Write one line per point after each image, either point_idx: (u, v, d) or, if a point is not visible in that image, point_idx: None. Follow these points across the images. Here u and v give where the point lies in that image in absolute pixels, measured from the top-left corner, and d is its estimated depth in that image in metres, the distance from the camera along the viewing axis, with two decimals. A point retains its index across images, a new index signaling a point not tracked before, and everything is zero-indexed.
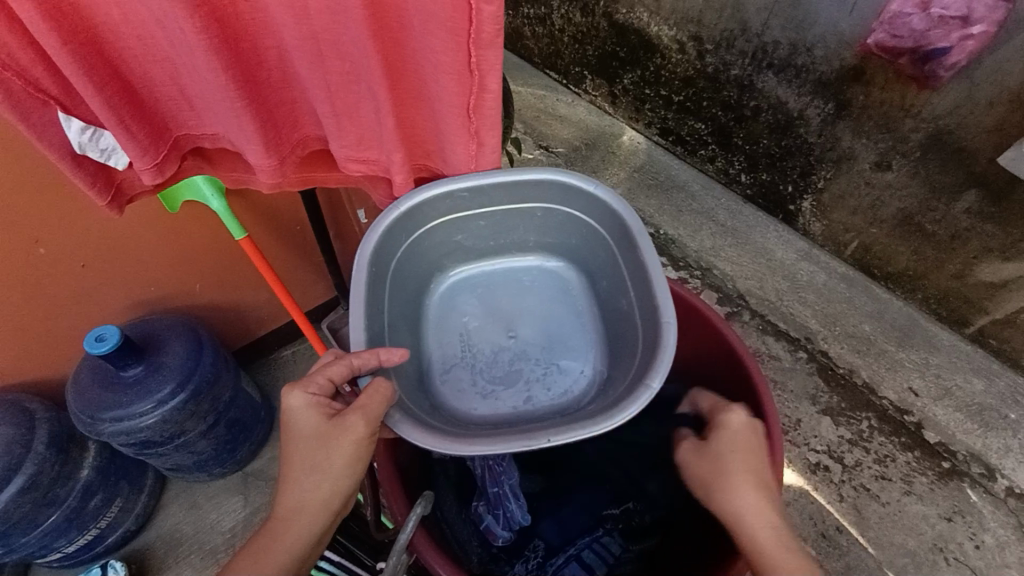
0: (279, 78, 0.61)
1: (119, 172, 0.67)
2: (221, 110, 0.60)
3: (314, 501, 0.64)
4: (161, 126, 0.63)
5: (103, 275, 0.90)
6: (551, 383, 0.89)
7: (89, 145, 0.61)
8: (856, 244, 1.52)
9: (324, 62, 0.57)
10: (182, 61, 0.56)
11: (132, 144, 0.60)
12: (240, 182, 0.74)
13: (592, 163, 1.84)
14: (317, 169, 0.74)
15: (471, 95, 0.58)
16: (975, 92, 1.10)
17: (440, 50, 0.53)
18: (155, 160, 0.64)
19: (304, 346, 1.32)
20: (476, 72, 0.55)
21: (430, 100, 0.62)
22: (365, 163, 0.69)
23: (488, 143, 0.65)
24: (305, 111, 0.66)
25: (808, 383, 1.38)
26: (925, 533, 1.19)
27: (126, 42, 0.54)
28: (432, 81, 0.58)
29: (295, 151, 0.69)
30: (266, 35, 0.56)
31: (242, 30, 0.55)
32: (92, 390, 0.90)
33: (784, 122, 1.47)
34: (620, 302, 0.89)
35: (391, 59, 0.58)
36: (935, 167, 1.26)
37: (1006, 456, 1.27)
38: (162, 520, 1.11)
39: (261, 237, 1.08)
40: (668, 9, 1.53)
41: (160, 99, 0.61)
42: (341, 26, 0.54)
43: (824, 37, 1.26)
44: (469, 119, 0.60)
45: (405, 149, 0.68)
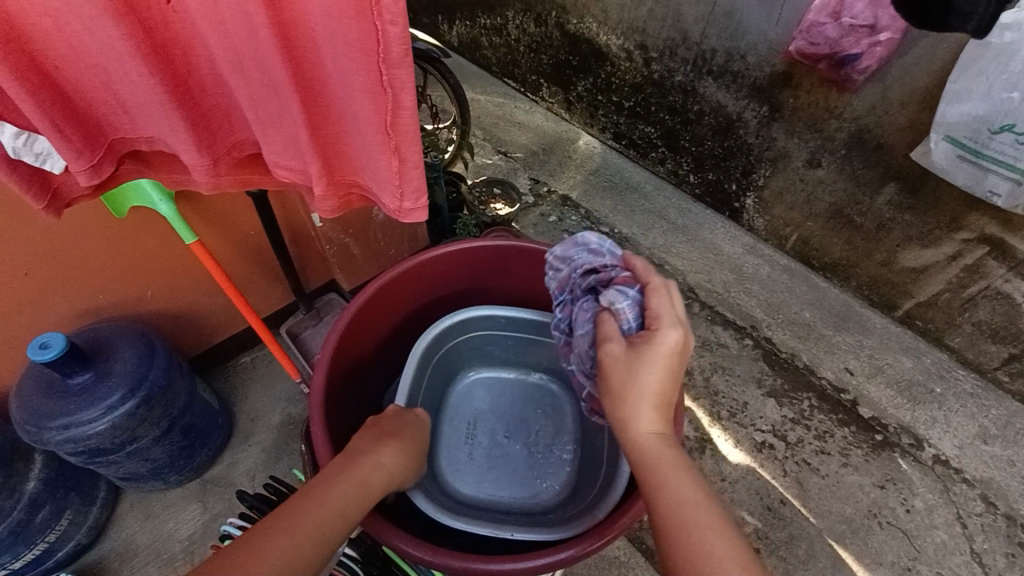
0: (212, 86, 0.59)
1: (56, 176, 0.65)
2: (150, 112, 0.58)
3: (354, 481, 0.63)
4: (96, 130, 0.60)
5: (49, 284, 0.90)
6: (530, 480, 0.94)
7: (24, 150, 0.58)
8: (795, 237, 1.62)
9: (245, 73, 0.55)
10: (112, 68, 0.54)
11: (66, 147, 0.58)
12: (183, 185, 0.71)
13: (549, 167, 1.90)
14: (255, 172, 0.71)
15: (387, 113, 0.54)
16: (887, 94, 1.21)
17: (352, 68, 0.51)
18: (90, 162, 0.61)
19: (264, 353, 1.31)
20: (388, 90, 0.52)
21: (351, 119, 0.58)
22: (291, 171, 0.66)
23: (411, 158, 0.59)
24: (236, 116, 0.63)
25: (754, 367, 1.46)
26: (861, 501, 1.26)
27: (57, 49, 0.52)
28: (350, 98, 0.55)
29: (230, 154, 0.66)
30: (195, 43, 0.55)
31: (171, 41, 0.54)
32: (37, 401, 0.88)
33: (724, 124, 1.57)
34: (593, 445, 0.93)
35: (307, 75, 0.55)
36: (859, 164, 1.36)
37: (932, 427, 1.37)
38: (116, 531, 1.08)
39: (213, 242, 1.08)
40: (615, 19, 1.63)
41: (93, 104, 0.58)
42: (255, 40, 0.51)
43: (755, 45, 1.36)
44: (388, 137, 0.56)
45: (328, 163, 0.63)
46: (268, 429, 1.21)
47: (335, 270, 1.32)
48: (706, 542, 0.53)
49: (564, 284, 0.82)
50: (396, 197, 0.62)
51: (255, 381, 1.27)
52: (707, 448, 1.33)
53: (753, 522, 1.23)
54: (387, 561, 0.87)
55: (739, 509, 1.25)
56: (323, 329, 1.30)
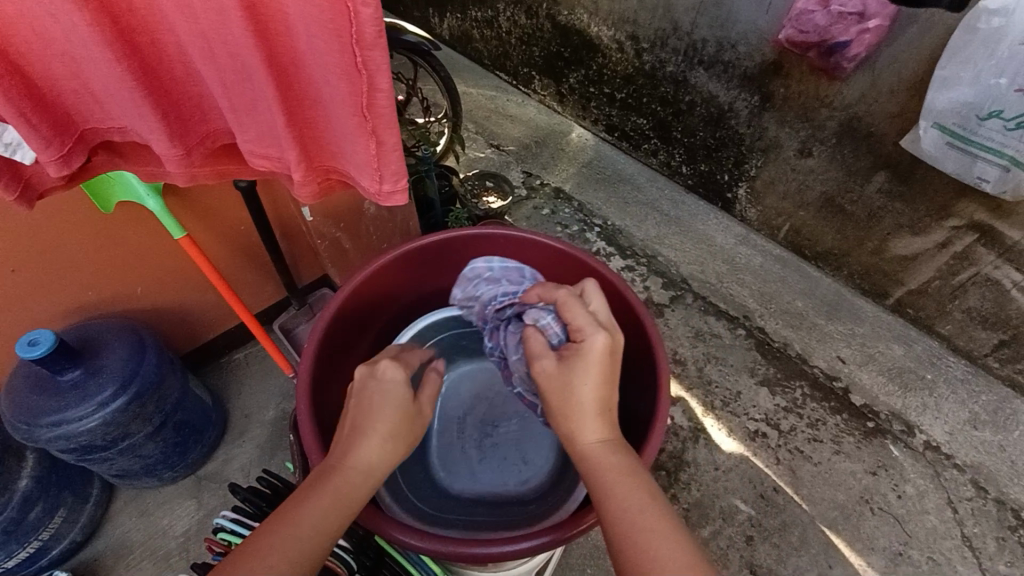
0: (184, 74, 0.58)
1: (27, 167, 0.63)
2: (120, 101, 0.57)
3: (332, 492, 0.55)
4: (66, 119, 0.59)
5: (35, 281, 0.89)
6: (514, 468, 0.91)
7: None
8: (787, 227, 1.63)
9: (216, 60, 0.54)
10: (80, 56, 0.53)
11: (34, 137, 0.57)
12: (155, 177, 0.70)
13: (542, 160, 1.90)
14: (231, 162, 0.71)
15: (363, 96, 0.54)
16: (877, 82, 1.21)
17: (324, 51, 0.51)
18: (60, 153, 0.60)
19: (257, 349, 1.31)
20: (364, 71, 0.51)
21: (326, 103, 0.58)
22: (268, 159, 0.65)
23: (389, 141, 0.58)
24: (209, 105, 0.62)
25: (747, 357, 1.47)
26: (853, 487, 1.28)
27: (21, 37, 0.51)
28: (323, 81, 0.54)
29: (204, 144, 0.66)
30: (163, 31, 0.54)
31: (139, 29, 0.53)
32: (27, 399, 0.88)
33: (716, 114, 1.56)
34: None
35: (279, 61, 0.54)
36: (849, 153, 1.37)
37: (923, 413, 1.38)
38: (111, 529, 1.08)
39: (203, 238, 1.07)
40: (606, 10, 1.62)
41: (62, 94, 0.57)
42: (225, 26, 0.51)
43: (746, 34, 1.36)
44: (364, 119, 0.56)
45: (306, 149, 0.63)
46: (262, 425, 1.21)
47: (327, 264, 1.32)
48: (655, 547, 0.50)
49: (489, 309, 0.84)
50: (375, 179, 0.62)
51: (249, 377, 1.27)
52: (701, 437, 1.34)
53: (746, 510, 1.24)
54: (380, 554, 0.86)
55: (733, 498, 1.26)
56: None
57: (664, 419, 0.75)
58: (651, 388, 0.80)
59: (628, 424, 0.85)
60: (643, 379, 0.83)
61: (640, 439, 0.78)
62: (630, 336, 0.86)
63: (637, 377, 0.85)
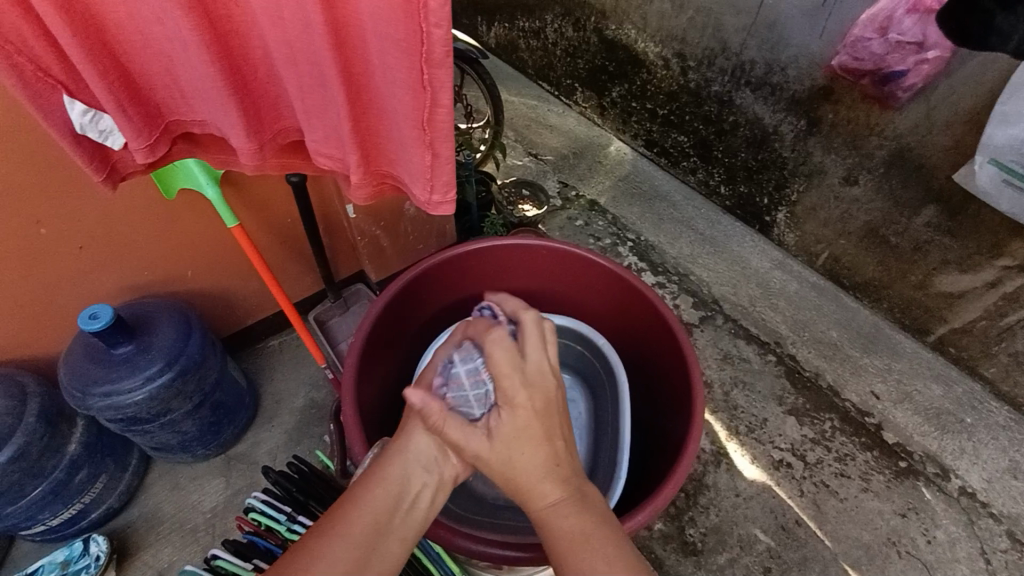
0: (265, 76, 0.62)
1: (116, 152, 0.67)
2: (207, 97, 0.61)
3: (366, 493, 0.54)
4: (155, 110, 0.63)
5: (98, 258, 0.95)
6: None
7: (89, 126, 0.61)
8: (826, 254, 1.59)
9: (296, 66, 0.57)
10: (176, 54, 0.57)
11: (127, 126, 0.61)
12: (227, 164, 0.73)
13: (579, 171, 1.91)
14: (298, 159, 0.73)
15: (425, 110, 0.56)
16: (931, 114, 1.18)
17: (395, 66, 0.53)
18: (148, 142, 0.64)
19: (290, 337, 1.35)
20: (428, 88, 0.53)
21: (390, 114, 0.60)
22: (331, 159, 0.67)
23: (443, 154, 0.60)
24: (284, 105, 0.65)
25: (776, 384, 1.44)
26: (880, 527, 1.23)
27: (128, 35, 0.56)
28: (390, 94, 0.57)
29: (275, 140, 0.68)
30: (252, 36, 0.57)
31: (232, 32, 0.57)
32: (84, 368, 0.93)
33: (760, 136, 1.55)
34: (603, 448, 0.88)
35: (352, 72, 0.57)
36: (897, 184, 1.33)
37: (960, 458, 1.33)
38: (145, 499, 1.13)
39: (252, 228, 1.12)
40: (654, 27, 1.63)
41: (155, 88, 0.61)
42: (309, 37, 0.54)
43: (797, 58, 1.35)
44: (423, 132, 0.58)
45: (366, 152, 0.65)
46: (291, 412, 1.25)
47: (364, 261, 1.35)
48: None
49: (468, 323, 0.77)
50: (426, 189, 0.64)
51: (282, 365, 1.31)
52: (723, 462, 1.32)
53: (766, 540, 1.22)
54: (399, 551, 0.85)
55: (752, 526, 1.23)
56: (350, 317, 1.33)
57: (695, 442, 0.74)
58: (683, 407, 0.81)
59: (659, 442, 0.86)
60: (676, 396, 0.84)
61: (669, 464, 0.77)
62: (664, 352, 0.86)
63: (671, 398, 0.85)
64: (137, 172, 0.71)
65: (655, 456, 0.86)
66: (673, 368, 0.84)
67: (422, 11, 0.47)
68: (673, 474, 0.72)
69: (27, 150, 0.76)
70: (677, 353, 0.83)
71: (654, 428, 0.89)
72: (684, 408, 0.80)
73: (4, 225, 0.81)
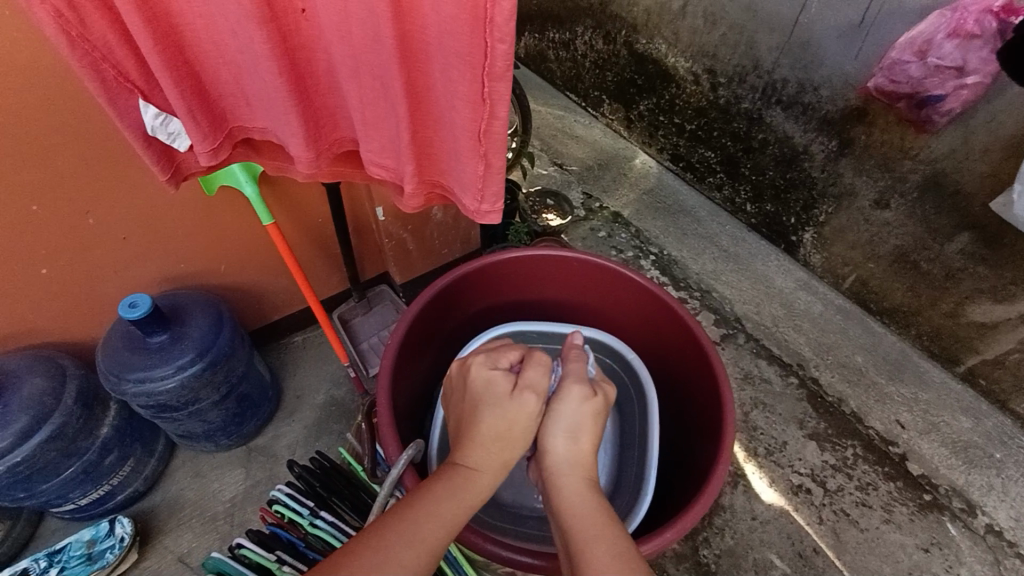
0: (326, 87, 0.64)
1: (181, 154, 0.69)
2: (272, 106, 0.63)
3: (437, 510, 0.52)
4: (220, 116, 0.66)
5: (141, 249, 0.98)
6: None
7: (160, 129, 0.64)
8: (854, 277, 1.57)
9: (360, 78, 0.59)
10: (246, 64, 0.60)
11: (196, 131, 0.63)
12: (280, 170, 0.75)
13: (604, 183, 1.92)
14: (350, 167, 0.75)
15: (482, 122, 0.57)
16: (969, 139, 1.16)
17: (457, 79, 0.55)
18: (213, 146, 0.66)
19: (314, 334, 1.38)
20: (487, 101, 0.55)
21: (446, 125, 0.62)
22: (385, 168, 0.69)
23: (495, 165, 0.62)
24: (342, 116, 0.67)
25: (797, 408, 1.41)
26: (901, 561, 1.20)
27: (203, 46, 0.58)
28: (451, 105, 0.59)
29: (331, 149, 0.70)
30: (318, 48, 0.60)
31: (300, 44, 0.59)
32: (121, 354, 0.97)
33: (789, 155, 1.54)
34: (629, 464, 0.87)
35: (413, 85, 0.59)
36: (931, 209, 1.31)
37: (988, 494, 1.29)
38: (168, 484, 1.16)
39: (287, 227, 1.15)
40: (686, 42, 1.63)
41: (222, 95, 0.64)
42: (376, 51, 0.56)
43: (830, 79, 1.34)
44: (478, 144, 0.60)
45: (420, 161, 0.67)
46: (312, 408, 1.27)
47: (390, 264, 1.38)
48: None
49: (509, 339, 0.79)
50: (475, 198, 0.66)
51: (305, 361, 1.34)
52: (740, 483, 1.30)
53: (781, 566, 1.19)
54: None
55: (768, 551, 1.21)
56: (373, 318, 1.35)
57: (724, 464, 0.74)
58: (713, 428, 0.80)
59: (687, 461, 0.85)
60: (705, 415, 0.83)
61: (695, 487, 0.77)
62: (695, 371, 0.86)
63: (699, 417, 0.85)
64: (195, 174, 0.74)
65: (681, 475, 0.85)
66: (704, 388, 0.84)
67: (489, 28, 0.49)
68: (701, 493, 0.72)
69: (86, 142, 0.80)
70: (709, 376, 0.82)
71: (681, 447, 0.89)
72: (714, 429, 0.80)
73: (58, 213, 0.85)
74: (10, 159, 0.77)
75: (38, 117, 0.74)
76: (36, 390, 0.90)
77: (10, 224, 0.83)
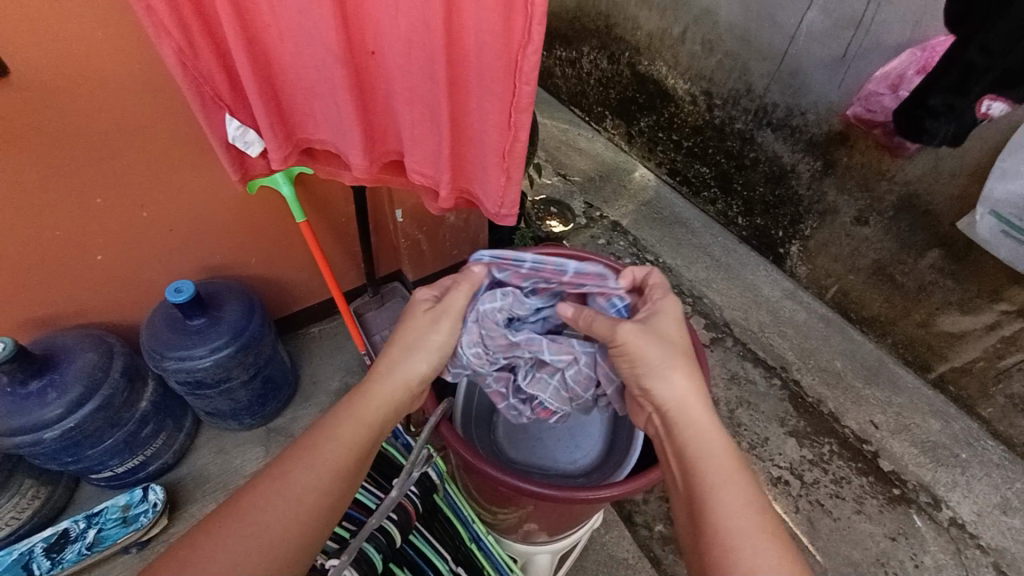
0: (382, 111, 0.74)
1: (249, 159, 0.79)
2: (338, 123, 0.74)
3: (334, 433, 0.60)
4: (291, 130, 0.76)
5: (185, 240, 1.08)
6: (569, 439, 0.83)
7: (238, 140, 0.73)
8: (836, 288, 1.68)
9: (414, 105, 0.70)
10: (320, 91, 0.70)
11: (273, 141, 0.73)
12: (332, 175, 0.85)
13: (604, 194, 2.03)
14: (390, 174, 0.85)
15: (507, 143, 0.69)
16: (939, 164, 1.28)
17: (490, 110, 0.67)
18: (284, 155, 0.76)
19: (331, 326, 1.48)
20: (512, 129, 0.66)
21: (478, 144, 0.73)
22: (424, 178, 0.79)
23: (515, 179, 0.73)
24: (391, 133, 0.78)
25: (779, 407, 1.51)
26: (869, 548, 1.29)
27: (286, 75, 0.69)
28: (483, 129, 0.70)
29: (380, 160, 0.80)
30: (379, 80, 0.70)
31: (366, 77, 0.70)
32: (163, 334, 1.06)
33: (778, 173, 1.65)
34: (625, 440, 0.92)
35: (456, 113, 0.70)
36: (905, 226, 1.43)
37: (953, 490, 1.39)
38: (194, 459, 1.25)
39: (315, 224, 1.25)
40: (684, 66, 1.75)
41: (295, 114, 0.74)
42: (429, 84, 0.67)
43: (816, 104, 1.46)
44: (503, 161, 0.71)
45: (455, 172, 0.78)
46: (328, 393, 1.37)
47: (404, 262, 1.48)
48: (758, 547, 0.49)
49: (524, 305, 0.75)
50: (496, 205, 0.76)
51: (322, 350, 1.43)
52: None
53: None
54: (433, 510, 0.79)
55: None
56: (384, 313, 1.43)
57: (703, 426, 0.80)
58: None
59: None
60: None
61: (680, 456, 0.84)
62: None
63: None
64: (258, 173, 0.83)
65: None
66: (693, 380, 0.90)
67: (520, 73, 0.60)
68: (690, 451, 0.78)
69: (150, 143, 0.91)
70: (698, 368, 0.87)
71: None
72: None
73: (117, 205, 0.96)
74: (83, 155, 0.87)
75: (110, 119, 0.85)
76: (86, 364, 0.99)
77: (76, 214, 0.93)
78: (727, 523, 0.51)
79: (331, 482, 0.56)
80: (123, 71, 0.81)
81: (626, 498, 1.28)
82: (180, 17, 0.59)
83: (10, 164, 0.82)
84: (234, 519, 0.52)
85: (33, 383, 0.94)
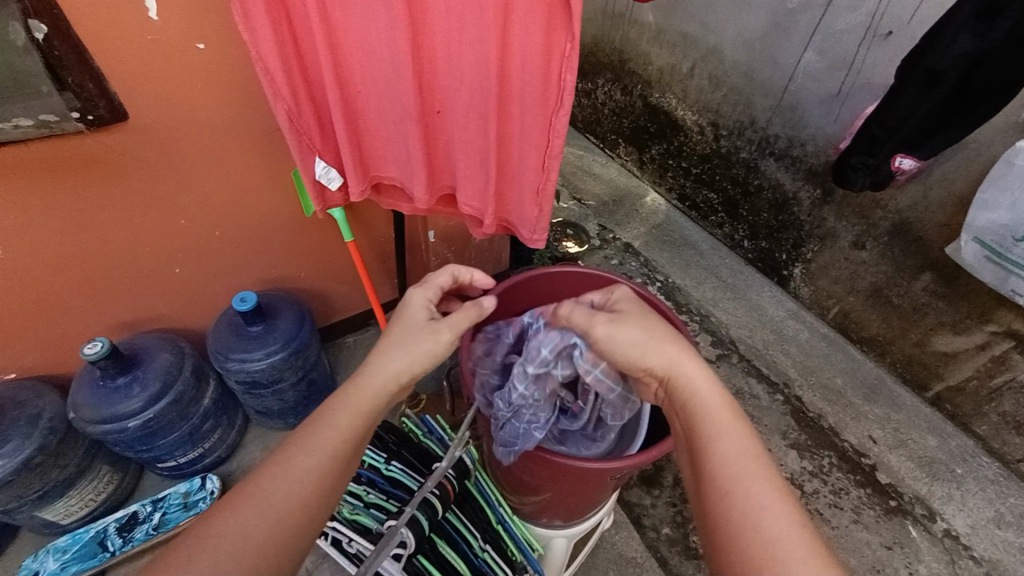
0: (440, 154, 0.90)
1: (329, 194, 0.94)
2: (406, 164, 0.89)
3: (330, 421, 0.67)
4: (366, 169, 0.91)
5: (247, 256, 1.24)
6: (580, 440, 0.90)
7: (323, 177, 0.88)
8: (837, 309, 1.78)
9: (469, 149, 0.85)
10: (394, 137, 0.86)
11: (354, 178, 0.88)
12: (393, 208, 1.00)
13: (617, 217, 2.16)
14: (442, 207, 1.00)
15: (541, 184, 0.83)
16: (928, 195, 1.40)
17: (529, 157, 0.81)
18: (361, 189, 0.91)
19: (364, 336, 1.62)
20: (546, 171, 0.81)
21: (516, 183, 0.87)
22: (471, 210, 0.94)
23: (546, 211, 0.87)
24: (447, 172, 0.93)
25: (781, 421, 1.61)
26: (866, 555, 1.36)
27: (367, 125, 0.84)
28: (522, 171, 0.84)
29: (435, 195, 0.95)
30: (441, 130, 0.86)
31: (431, 128, 0.85)
32: (226, 338, 1.21)
33: (781, 200, 1.77)
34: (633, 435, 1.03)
35: (502, 157, 0.84)
36: (899, 251, 1.54)
37: (947, 503, 1.46)
38: (243, 454, 1.39)
39: (359, 243, 1.40)
40: (692, 99, 1.89)
41: (370, 155, 0.89)
42: (483, 133, 0.82)
43: (814, 137, 1.59)
44: (537, 197, 0.85)
45: (497, 206, 0.92)
46: None
47: None
48: (762, 489, 0.57)
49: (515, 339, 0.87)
50: (530, 232, 0.90)
51: (357, 357, 1.58)
52: None
53: None
54: (466, 493, 0.95)
55: None
56: None
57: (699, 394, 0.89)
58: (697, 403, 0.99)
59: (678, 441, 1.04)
60: None
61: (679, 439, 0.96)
62: None
63: None
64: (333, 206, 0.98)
65: None
66: None
67: (553, 130, 0.75)
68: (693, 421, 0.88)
69: (228, 173, 1.08)
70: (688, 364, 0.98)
71: None
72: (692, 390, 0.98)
73: (195, 226, 1.12)
74: (175, 183, 1.04)
75: (198, 153, 1.02)
76: (163, 364, 1.15)
77: (162, 233, 1.09)
78: (724, 465, 0.60)
79: (328, 464, 0.64)
80: (213, 113, 0.98)
81: (635, 501, 1.39)
82: (290, 82, 0.75)
83: (117, 191, 0.98)
84: (242, 496, 0.60)
85: (120, 378, 1.09)
